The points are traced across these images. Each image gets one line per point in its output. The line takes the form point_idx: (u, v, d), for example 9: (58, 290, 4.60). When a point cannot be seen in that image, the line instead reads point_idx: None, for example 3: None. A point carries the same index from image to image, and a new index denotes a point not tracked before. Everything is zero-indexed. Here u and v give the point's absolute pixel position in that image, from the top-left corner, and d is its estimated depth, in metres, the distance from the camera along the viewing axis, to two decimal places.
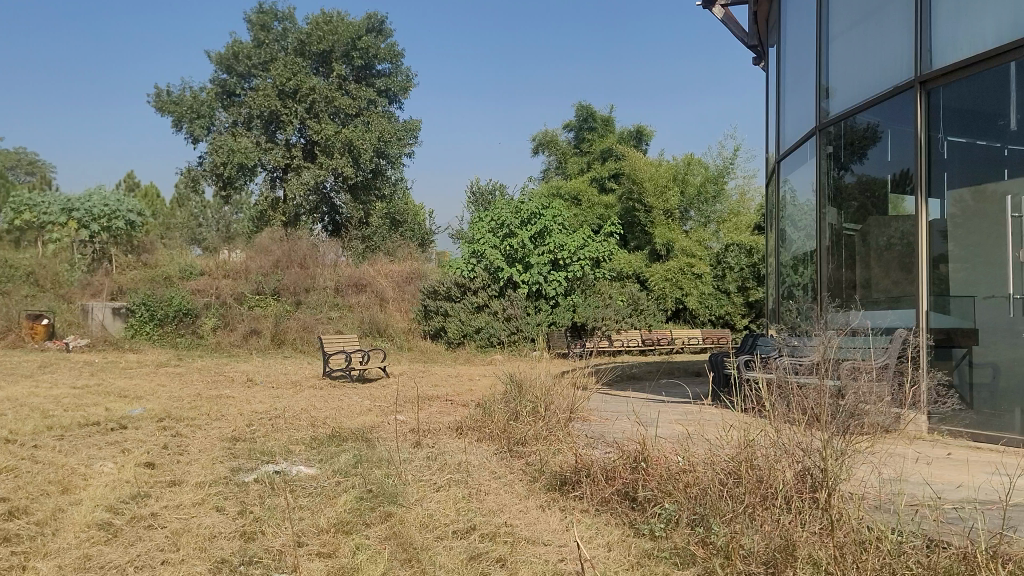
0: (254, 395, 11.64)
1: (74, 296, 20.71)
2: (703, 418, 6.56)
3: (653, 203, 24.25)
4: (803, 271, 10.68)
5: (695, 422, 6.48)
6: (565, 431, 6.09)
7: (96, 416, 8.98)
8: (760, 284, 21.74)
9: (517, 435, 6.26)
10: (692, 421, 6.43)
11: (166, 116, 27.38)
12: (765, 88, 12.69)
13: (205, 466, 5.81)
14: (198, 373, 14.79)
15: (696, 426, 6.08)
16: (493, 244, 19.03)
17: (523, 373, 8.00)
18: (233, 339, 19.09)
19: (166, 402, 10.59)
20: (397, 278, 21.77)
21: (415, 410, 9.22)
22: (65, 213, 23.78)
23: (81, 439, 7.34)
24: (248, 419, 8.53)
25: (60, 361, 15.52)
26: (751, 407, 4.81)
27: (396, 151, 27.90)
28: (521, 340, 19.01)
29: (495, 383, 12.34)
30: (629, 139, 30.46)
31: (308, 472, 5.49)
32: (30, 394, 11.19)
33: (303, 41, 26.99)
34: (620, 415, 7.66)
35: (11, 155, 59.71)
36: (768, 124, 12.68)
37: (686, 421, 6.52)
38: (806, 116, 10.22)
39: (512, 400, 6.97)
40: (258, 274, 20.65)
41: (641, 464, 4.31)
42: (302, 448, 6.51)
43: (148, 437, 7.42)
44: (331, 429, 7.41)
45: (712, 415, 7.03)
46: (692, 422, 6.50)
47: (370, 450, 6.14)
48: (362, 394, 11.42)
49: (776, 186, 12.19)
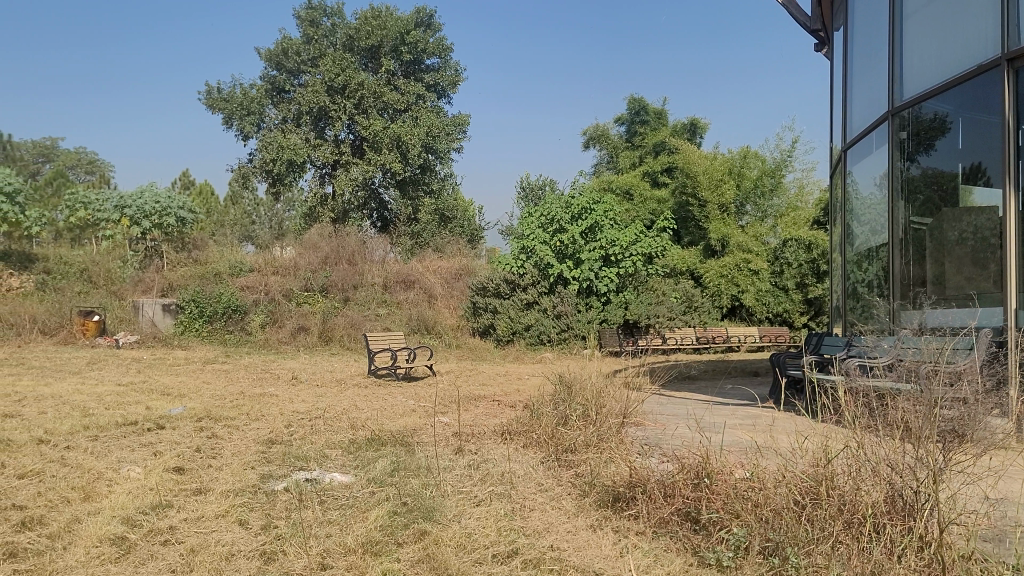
0: (298, 393, 11.40)
1: (126, 293, 20.79)
2: (769, 429, 6.06)
3: (707, 198, 23.63)
4: (867, 267, 10.12)
5: (759, 432, 6.00)
6: (617, 438, 5.65)
7: (136, 415, 8.79)
8: (820, 280, 20.83)
9: (566, 440, 5.83)
10: (757, 432, 5.93)
11: (217, 113, 27.47)
12: (829, 75, 12.05)
13: (235, 472, 5.50)
14: (244, 371, 14.63)
15: (762, 439, 5.58)
16: (544, 240, 18.69)
17: (573, 372, 7.56)
18: (281, 335, 18.98)
19: (208, 400, 10.37)
20: (445, 274, 21.51)
21: (460, 411, 8.84)
22: (118, 211, 23.95)
23: (116, 440, 7.10)
24: (288, 420, 8.24)
25: (109, 357, 15.49)
26: (826, 408, 4.39)
27: (444, 147, 27.68)
28: (572, 338, 18.59)
29: (543, 382, 11.93)
30: (683, 132, 29.77)
31: (343, 480, 5.13)
32: (74, 391, 11.08)
33: (351, 36, 26.84)
34: (677, 420, 7.20)
35: (71, 155, 61.03)
36: (833, 111, 12.07)
37: (750, 432, 6.03)
38: (873, 104, 9.66)
39: (561, 404, 6.56)
40: (306, 270, 20.52)
41: (704, 480, 3.83)
42: (340, 452, 6.18)
43: (184, 438, 7.15)
44: (371, 432, 7.07)
45: (777, 425, 6.52)
46: (757, 432, 6.00)
47: (410, 456, 5.76)
48: (407, 393, 11.10)
49: (841, 178, 11.60)
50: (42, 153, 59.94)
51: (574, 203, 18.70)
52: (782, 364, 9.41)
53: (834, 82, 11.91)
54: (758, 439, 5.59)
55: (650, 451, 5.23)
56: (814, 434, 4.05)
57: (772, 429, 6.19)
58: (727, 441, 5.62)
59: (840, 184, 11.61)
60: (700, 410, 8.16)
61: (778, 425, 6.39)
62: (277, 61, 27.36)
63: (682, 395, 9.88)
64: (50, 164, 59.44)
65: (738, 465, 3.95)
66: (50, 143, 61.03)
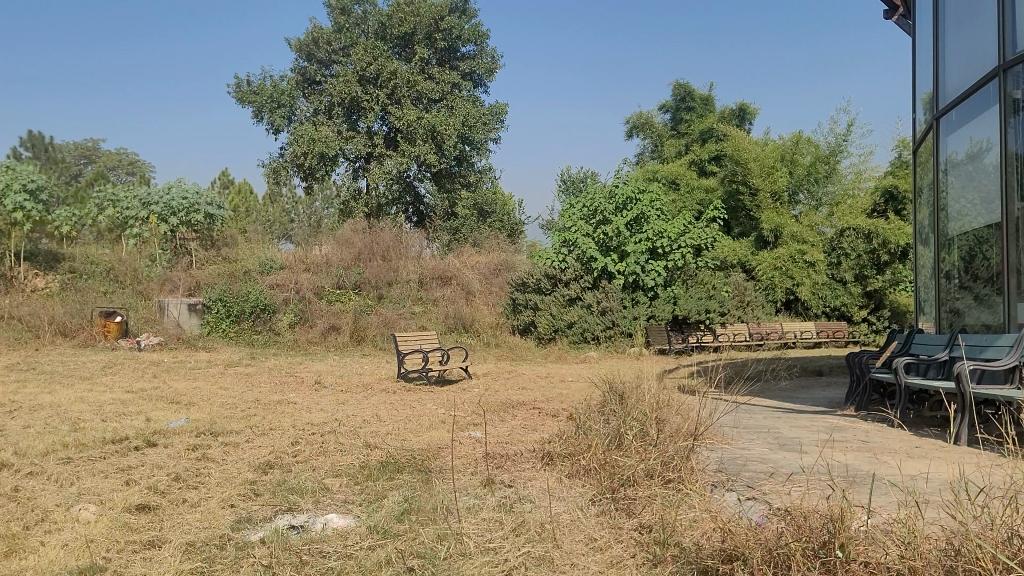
0: (320, 401, 10.36)
1: (152, 292, 19.97)
2: (877, 472, 4.87)
3: (759, 185, 22.15)
4: (956, 256, 8.73)
5: (868, 474, 4.80)
6: (692, 480, 4.46)
7: (128, 429, 7.77)
8: (880, 272, 19.14)
9: (622, 467, 4.64)
10: (862, 479, 4.72)
11: (247, 106, 26.65)
12: (912, 41, 10.70)
13: (206, 513, 4.39)
14: (268, 374, 13.62)
15: (873, 491, 4.36)
16: (586, 232, 17.57)
17: (627, 381, 6.39)
18: (312, 335, 18.06)
19: (216, 410, 9.37)
20: (484, 270, 20.42)
21: (494, 424, 7.70)
22: (145, 207, 22.74)
23: (89, 463, 6.06)
24: (298, 435, 7.16)
25: (126, 361, 14.57)
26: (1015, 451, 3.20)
27: (481, 137, 26.53)
28: (617, 336, 17.30)
29: (590, 388, 10.84)
30: (732, 118, 28.31)
31: (339, 527, 4.00)
32: (75, 400, 10.14)
33: (384, 24, 25.85)
34: (753, 439, 6.04)
35: (112, 156, 61.08)
36: (915, 84, 10.73)
37: (857, 474, 4.84)
38: (968, 65, 8.34)
39: (614, 420, 5.43)
40: (339, 267, 19.55)
41: (837, 556, 2.73)
42: (344, 483, 5.08)
43: (168, 461, 6.09)
44: (388, 453, 5.99)
45: (884, 461, 5.34)
46: (865, 474, 4.80)
47: (426, 490, 4.63)
48: (437, 400, 9.99)
49: (927, 157, 10.27)
50: (83, 154, 60.28)
51: (618, 193, 17.58)
52: (865, 368, 8.16)
53: (918, 50, 10.56)
54: (867, 490, 4.37)
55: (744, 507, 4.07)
56: (989, 494, 2.91)
57: (881, 469, 5.01)
58: (828, 486, 4.42)
59: (927, 164, 10.24)
60: (779, 428, 7.00)
61: (888, 464, 5.17)
62: (307, 51, 26.48)
63: (748, 399, 8.70)
64: (91, 165, 59.56)
65: (881, 527, 2.87)
66: (92, 144, 61.11)
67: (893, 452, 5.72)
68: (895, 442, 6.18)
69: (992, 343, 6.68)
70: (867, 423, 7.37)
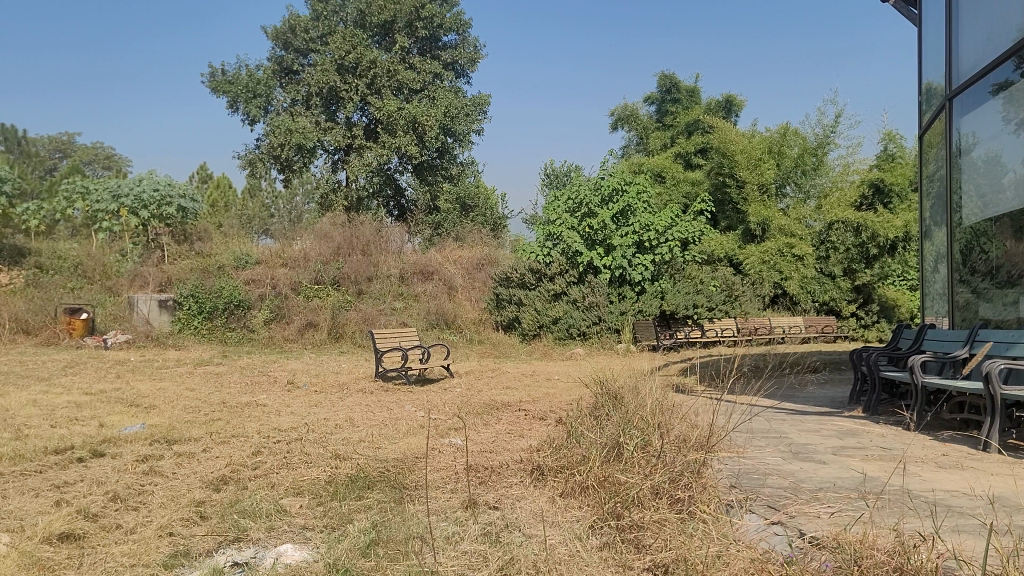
0: (290, 402, 9.72)
1: (122, 289, 19.22)
2: (912, 489, 4.32)
3: (747, 177, 21.59)
4: (971, 249, 8.12)
5: (905, 493, 4.24)
6: (708, 501, 3.89)
7: (78, 437, 7.12)
8: (869, 265, 18.64)
9: (625, 485, 4.03)
10: (895, 496, 4.18)
11: (222, 96, 25.88)
12: (920, 28, 10.13)
13: (140, 545, 3.75)
14: (239, 374, 12.94)
15: (915, 513, 3.81)
16: (571, 225, 16.92)
17: (624, 381, 5.79)
18: (289, 333, 17.38)
19: (178, 414, 8.71)
20: (467, 264, 19.79)
21: (477, 429, 7.11)
22: (116, 200, 22.08)
23: (22, 480, 5.41)
24: (260, 444, 6.51)
25: (89, 361, 13.83)
26: None
27: (463, 128, 25.84)
28: (604, 332, 16.74)
29: (579, 387, 10.27)
30: (718, 111, 27.79)
31: (293, 563, 3.39)
32: (27, 403, 9.43)
33: (363, 12, 25.12)
34: (766, 447, 5.48)
35: (88, 150, 59.80)
36: (922, 72, 10.18)
37: (890, 491, 4.28)
38: (983, 46, 7.74)
39: (611, 426, 4.83)
40: (317, 261, 18.84)
41: None
42: (305, 505, 4.43)
43: (112, 475, 5.44)
44: (360, 465, 5.38)
45: (914, 472, 4.79)
46: (901, 492, 4.23)
47: (397, 513, 4.01)
48: (417, 402, 9.38)
49: (935, 142, 9.65)
50: (58, 149, 59.11)
51: (603, 184, 16.89)
52: (874, 367, 7.56)
53: (926, 36, 10.00)
54: (909, 512, 3.82)
55: (773, 537, 3.52)
56: None
57: (913, 484, 4.46)
58: (864, 509, 3.87)
59: (935, 148, 9.62)
60: (789, 432, 6.43)
61: (919, 478, 4.63)
62: (284, 40, 25.66)
63: (748, 396, 8.16)
64: (67, 160, 58.45)
65: None
66: (68, 138, 59.97)
67: (921, 461, 5.18)
68: (917, 450, 5.63)
69: (1019, 340, 6.11)
70: (881, 425, 6.84)
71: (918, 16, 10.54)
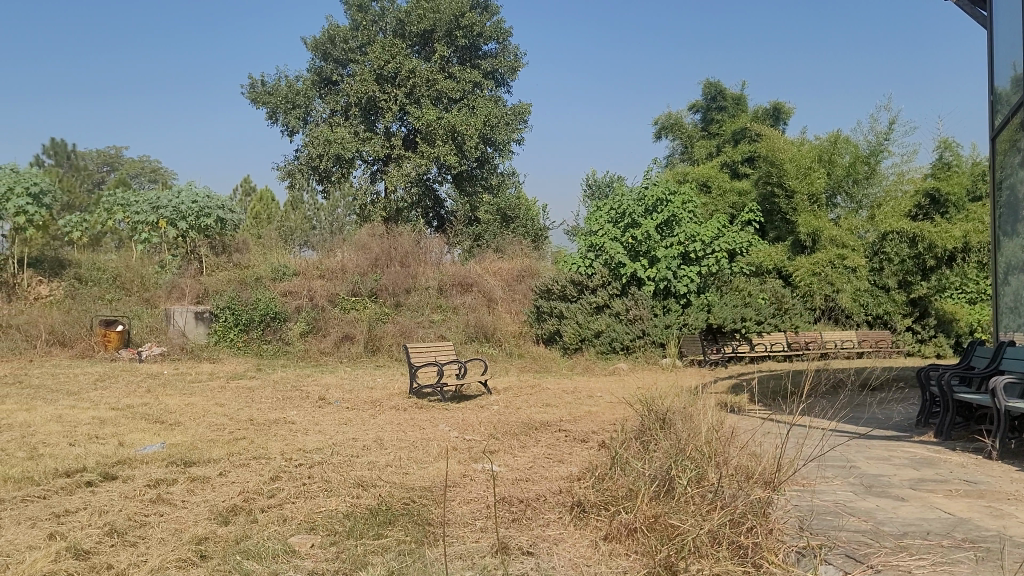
0: (319, 420, 9.31)
1: (159, 300, 19.07)
2: (1015, 535, 3.73)
3: (795, 187, 20.79)
4: None
5: (1008, 540, 3.65)
6: (778, 551, 3.36)
7: (94, 457, 6.78)
8: (925, 278, 17.82)
9: (678, 530, 3.50)
10: (996, 545, 3.59)
11: (261, 107, 25.83)
12: (990, 28, 9.43)
13: None
14: (271, 389, 12.58)
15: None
16: (614, 236, 16.38)
17: (672, 402, 5.23)
18: (325, 346, 17.02)
19: (202, 432, 8.33)
20: (506, 276, 19.33)
21: (514, 452, 6.60)
22: (155, 212, 21.36)
23: (24, 506, 5.04)
24: (280, 468, 6.07)
25: (121, 374, 13.58)
26: None
27: (503, 137, 25.45)
28: (648, 346, 16.12)
29: (623, 407, 9.72)
30: (766, 118, 27.04)
31: None
32: (51, 419, 9.14)
33: (402, 21, 24.90)
34: (836, 480, 4.89)
35: (135, 164, 60.82)
36: (993, 75, 9.48)
37: (990, 537, 3.70)
38: None
39: (661, 455, 4.29)
40: (355, 273, 18.50)
41: None
42: (318, 544, 3.95)
43: (117, 503, 5.03)
44: (383, 495, 4.90)
45: (1011, 512, 4.18)
46: (1003, 540, 3.61)
47: (419, 559, 3.52)
48: (451, 420, 8.92)
49: (1008, 146, 8.93)
50: (106, 162, 60.02)
51: (647, 194, 16.23)
52: (947, 389, 6.92)
53: (997, 37, 9.31)
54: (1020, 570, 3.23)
55: None
56: None
57: (1016, 528, 3.86)
58: (964, 564, 3.29)
59: (1008, 157, 8.90)
60: (857, 461, 5.81)
61: (1020, 520, 4.02)
62: (324, 50, 25.58)
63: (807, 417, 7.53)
64: (114, 173, 59.38)
65: None
66: (115, 152, 60.86)
67: (1016, 498, 4.55)
68: (1007, 484, 4.99)
69: None
70: (959, 454, 6.20)
71: (987, 17, 9.84)
